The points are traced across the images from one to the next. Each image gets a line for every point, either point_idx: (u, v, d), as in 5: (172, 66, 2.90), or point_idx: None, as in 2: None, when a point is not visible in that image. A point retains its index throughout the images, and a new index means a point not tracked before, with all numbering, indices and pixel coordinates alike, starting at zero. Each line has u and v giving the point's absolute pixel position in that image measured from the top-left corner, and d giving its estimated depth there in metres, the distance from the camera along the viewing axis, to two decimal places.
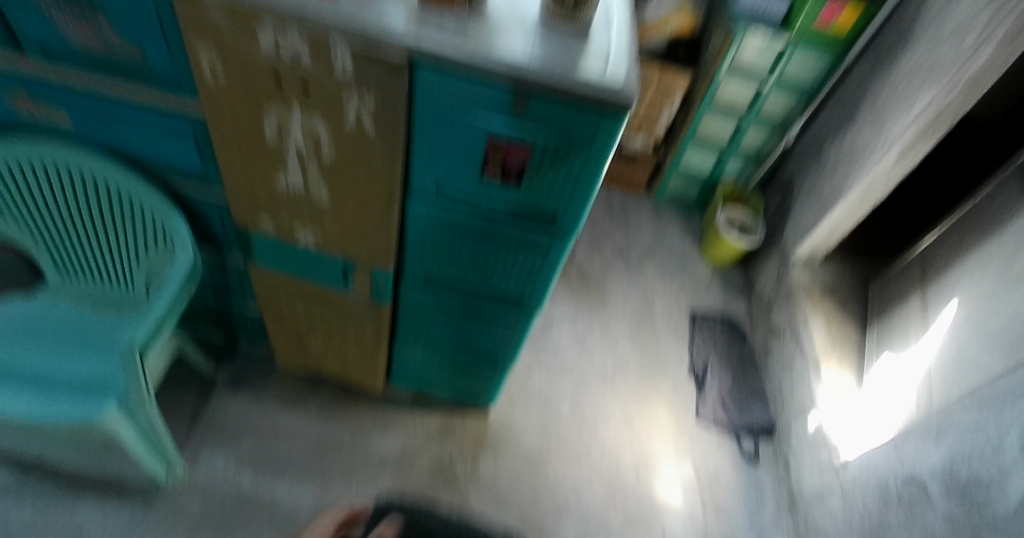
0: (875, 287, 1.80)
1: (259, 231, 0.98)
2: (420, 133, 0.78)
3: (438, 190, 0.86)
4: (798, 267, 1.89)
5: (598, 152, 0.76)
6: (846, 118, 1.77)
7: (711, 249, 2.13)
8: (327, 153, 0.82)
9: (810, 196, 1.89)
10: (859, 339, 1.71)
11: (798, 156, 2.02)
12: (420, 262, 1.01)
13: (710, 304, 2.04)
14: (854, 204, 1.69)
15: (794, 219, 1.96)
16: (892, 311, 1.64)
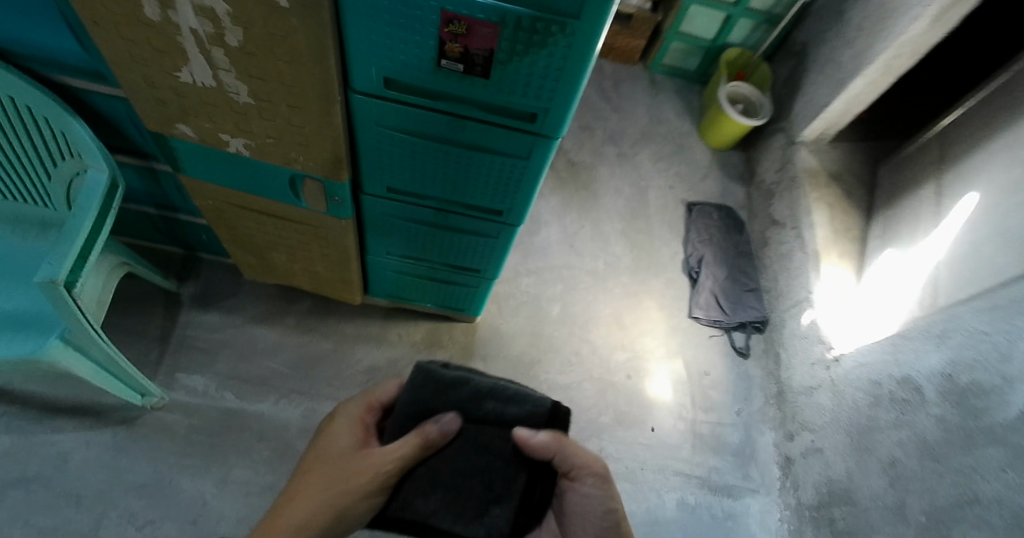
0: (884, 171, 1.69)
1: (180, 137, 0.82)
2: (354, 11, 0.61)
3: (387, 85, 0.71)
4: (805, 148, 1.76)
5: (584, 32, 0.60)
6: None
7: (712, 130, 1.97)
8: (236, 39, 0.64)
9: (825, 68, 1.71)
10: (863, 229, 1.65)
11: (816, 16, 1.80)
12: (380, 168, 0.88)
13: (708, 194, 1.93)
14: (879, 71, 1.52)
15: (805, 95, 1.78)
16: (900, 199, 1.56)
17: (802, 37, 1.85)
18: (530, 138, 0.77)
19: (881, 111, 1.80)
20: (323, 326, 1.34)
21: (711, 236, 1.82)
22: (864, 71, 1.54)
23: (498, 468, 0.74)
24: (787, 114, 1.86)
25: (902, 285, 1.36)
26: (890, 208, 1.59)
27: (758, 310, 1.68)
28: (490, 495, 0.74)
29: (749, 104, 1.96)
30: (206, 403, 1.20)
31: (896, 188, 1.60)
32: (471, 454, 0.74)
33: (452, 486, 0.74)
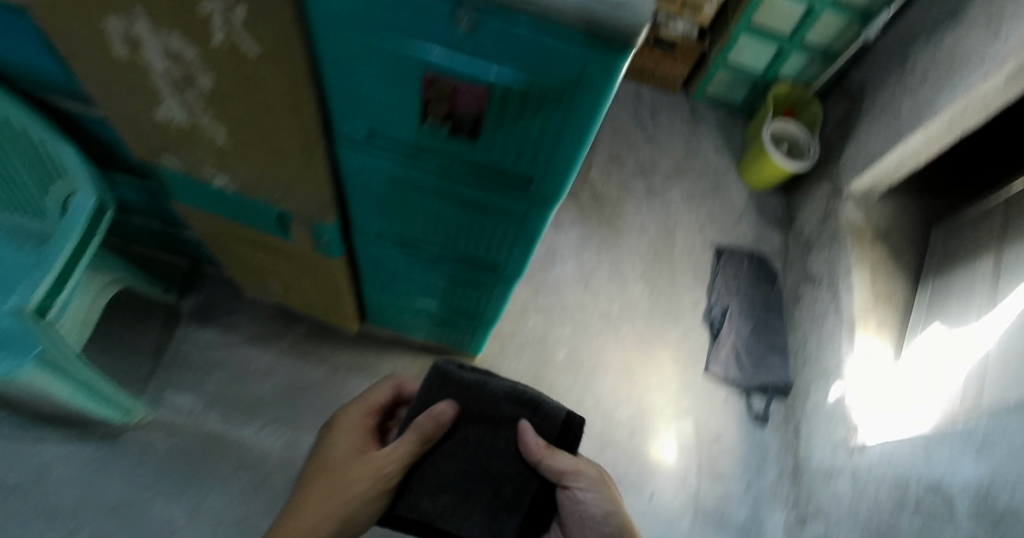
0: (937, 234, 1.55)
1: (164, 168, 0.77)
2: (331, 61, 0.54)
3: (370, 136, 0.64)
4: (851, 202, 1.61)
5: (586, 104, 0.51)
6: (947, 16, 1.38)
7: (752, 171, 1.85)
8: (207, 82, 0.58)
9: (882, 114, 1.55)
10: (908, 297, 1.52)
11: (877, 56, 1.63)
12: (370, 212, 0.82)
13: (741, 239, 1.81)
14: (940, 128, 1.36)
15: (857, 142, 1.63)
16: (951, 268, 1.43)
17: (860, 77, 1.68)
18: (528, 203, 0.70)
19: (942, 167, 1.65)
20: (317, 351, 1.30)
21: (739, 286, 1.72)
22: (921, 123, 1.38)
23: (508, 469, 0.80)
24: (835, 161, 1.71)
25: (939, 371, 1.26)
26: (937, 278, 1.47)
27: (782, 373, 1.59)
28: (500, 497, 0.80)
29: (794, 145, 1.81)
30: (190, 424, 1.17)
31: (949, 255, 1.46)
32: (484, 455, 0.80)
33: (467, 487, 0.80)
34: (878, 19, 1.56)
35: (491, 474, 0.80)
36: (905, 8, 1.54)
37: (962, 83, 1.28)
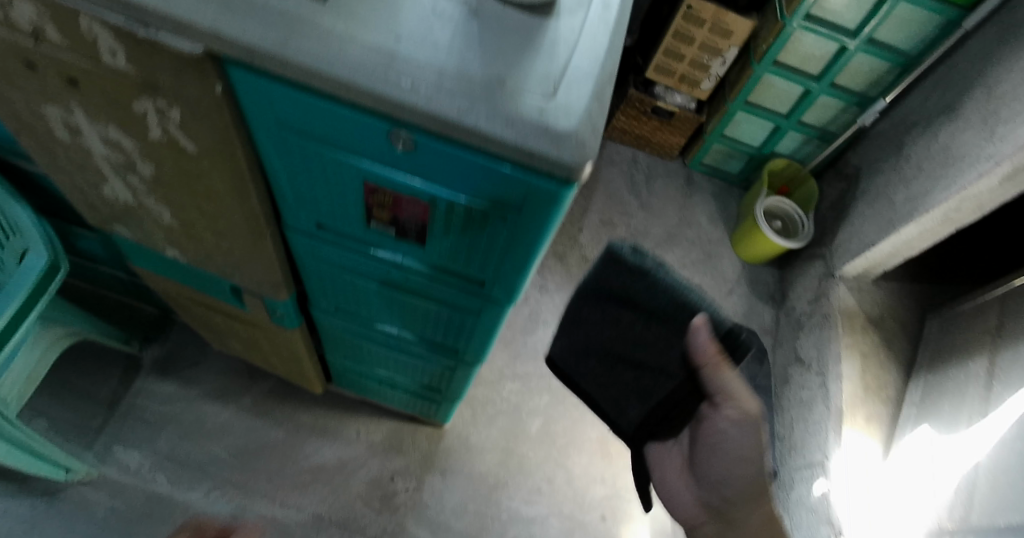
0: (932, 324, 1.50)
1: (118, 235, 0.75)
2: (273, 162, 0.52)
3: (319, 229, 0.62)
4: (843, 284, 1.59)
5: (533, 226, 0.49)
6: (942, 110, 1.38)
7: (744, 244, 1.83)
8: (150, 171, 0.56)
9: (876, 201, 1.53)
10: (899, 389, 1.45)
11: (871, 141, 1.63)
12: (326, 292, 0.79)
13: (730, 312, 1.77)
14: (937, 219, 1.31)
15: (851, 225, 1.60)
16: (943, 363, 1.38)
17: (856, 161, 1.67)
18: (485, 302, 0.66)
19: (938, 257, 1.61)
20: (279, 412, 1.26)
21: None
22: (915, 215, 1.35)
23: (652, 369, 0.75)
24: (828, 242, 1.68)
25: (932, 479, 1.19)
26: (931, 372, 1.40)
27: (766, 460, 1.53)
28: (633, 387, 0.79)
29: (788, 222, 1.80)
30: (135, 484, 1.13)
31: (942, 348, 1.41)
32: (626, 353, 0.76)
33: (608, 369, 0.79)
34: (873, 107, 1.56)
35: (632, 371, 0.77)
36: (900, 97, 1.55)
37: (957, 180, 1.26)
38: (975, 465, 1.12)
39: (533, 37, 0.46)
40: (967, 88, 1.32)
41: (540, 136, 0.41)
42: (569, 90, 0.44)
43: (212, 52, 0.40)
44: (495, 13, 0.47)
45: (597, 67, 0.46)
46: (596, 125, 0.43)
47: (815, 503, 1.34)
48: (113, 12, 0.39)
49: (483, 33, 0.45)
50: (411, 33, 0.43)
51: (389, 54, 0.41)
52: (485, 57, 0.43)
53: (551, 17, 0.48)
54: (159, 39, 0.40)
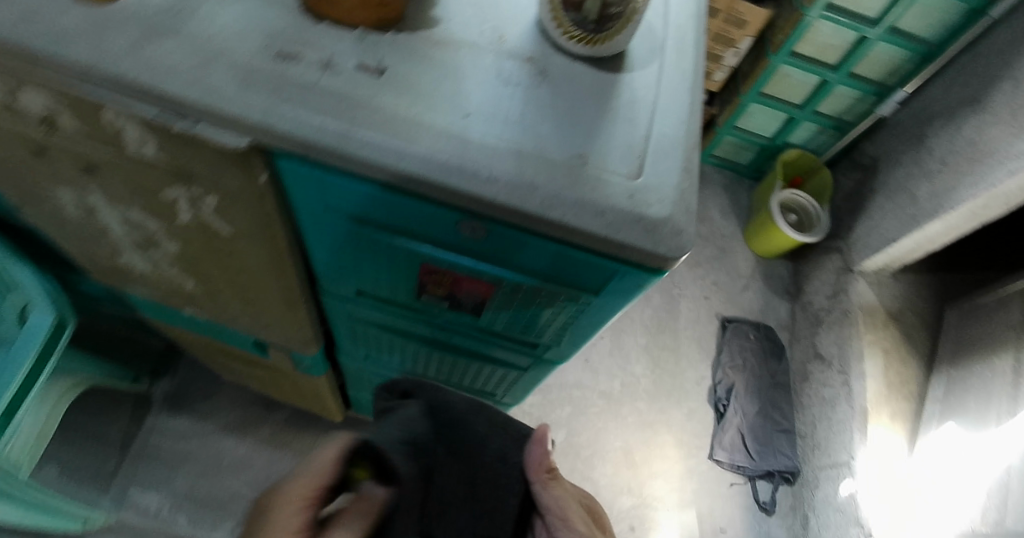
0: (952, 315, 1.28)
1: (132, 293, 0.69)
2: (313, 238, 0.47)
3: (359, 295, 0.56)
4: (863, 280, 1.39)
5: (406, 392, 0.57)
6: (966, 101, 1.16)
7: (757, 237, 1.66)
8: (174, 247, 0.51)
9: (897, 195, 1.32)
10: (923, 382, 1.28)
11: (885, 133, 1.44)
12: (356, 344, 0.74)
13: (747, 310, 1.62)
14: (961, 217, 1.13)
15: (870, 219, 1.39)
16: (965, 356, 1.18)
17: (873, 150, 1.46)
18: (536, 358, 0.62)
19: (968, 248, 1.39)
20: (297, 442, 1.20)
21: (746, 362, 1.53)
22: (939, 212, 1.16)
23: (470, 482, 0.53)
24: (844, 237, 1.49)
25: (960, 479, 1.05)
26: (955, 366, 1.20)
27: (789, 458, 1.43)
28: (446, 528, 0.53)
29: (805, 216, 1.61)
30: (156, 527, 1.09)
31: (964, 339, 1.21)
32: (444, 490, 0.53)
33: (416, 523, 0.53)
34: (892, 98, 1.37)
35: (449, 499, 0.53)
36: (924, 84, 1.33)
37: (986, 175, 1.06)
38: (1006, 467, 0.97)
39: (612, 97, 0.41)
40: (995, 77, 1.11)
41: (633, 226, 0.36)
42: (657, 164, 0.38)
43: (260, 143, 0.35)
44: (566, 73, 0.41)
45: (684, 132, 0.40)
46: (690, 206, 0.38)
47: (844, 502, 1.25)
48: (143, 104, 0.34)
49: (557, 100, 0.39)
50: (480, 108, 0.38)
51: (459, 138, 0.36)
52: (563, 131, 0.38)
53: (625, 72, 0.42)
54: (198, 132, 0.34)
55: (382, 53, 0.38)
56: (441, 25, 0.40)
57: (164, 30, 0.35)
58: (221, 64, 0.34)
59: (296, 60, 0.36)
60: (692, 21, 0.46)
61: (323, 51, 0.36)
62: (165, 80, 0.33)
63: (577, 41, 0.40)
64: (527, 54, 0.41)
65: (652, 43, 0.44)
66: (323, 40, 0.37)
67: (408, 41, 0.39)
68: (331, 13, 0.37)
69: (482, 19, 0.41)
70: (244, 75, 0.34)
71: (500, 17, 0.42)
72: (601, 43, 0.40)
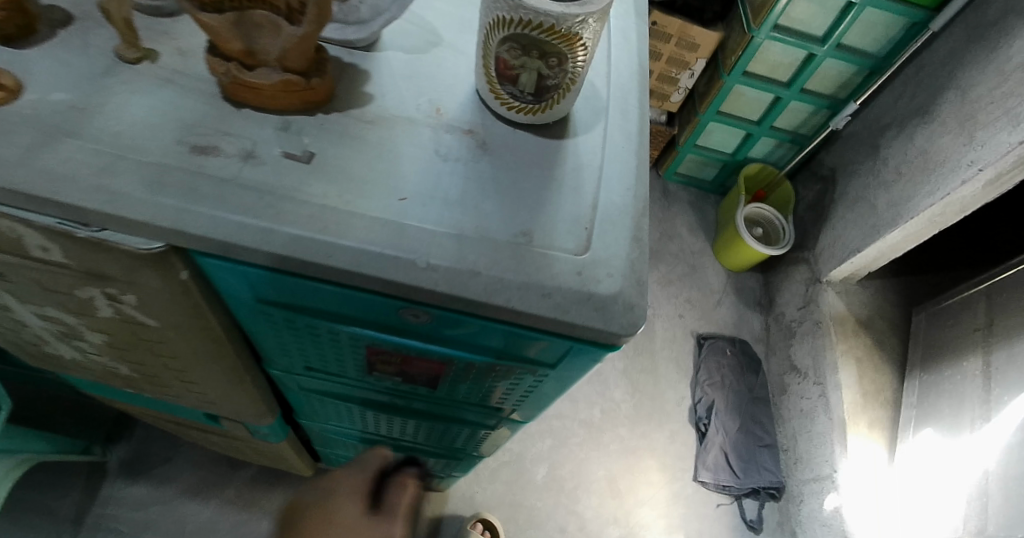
0: (920, 319, 1.16)
1: (69, 374, 0.64)
2: (251, 322, 0.44)
3: (309, 370, 0.54)
4: (831, 289, 1.25)
5: None
6: (915, 112, 1.08)
7: (725, 249, 1.46)
8: (100, 338, 0.47)
9: (855, 207, 1.21)
10: (897, 389, 1.15)
11: (839, 145, 1.32)
12: (315, 410, 0.70)
13: (721, 325, 1.42)
14: (920, 225, 1.05)
15: (834, 232, 1.25)
16: (936, 359, 1.07)
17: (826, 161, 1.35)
18: (502, 418, 0.59)
19: (934, 251, 1.28)
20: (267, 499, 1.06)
21: (725, 379, 1.33)
22: (898, 222, 1.06)
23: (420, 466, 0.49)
24: (811, 246, 1.33)
25: (941, 490, 0.95)
26: (928, 369, 1.08)
27: (774, 473, 1.25)
28: None
29: (771, 229, 1.44)
30: None
31: (933, 347, 1.09)
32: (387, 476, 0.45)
33: None
34: (843, 111, 1.25)
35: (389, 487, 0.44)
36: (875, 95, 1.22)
37: (939, 186, 0.99)
38: (983, 472, 0.88)
39: (555, 164, 0.39)
40: (938, 89, 1.04)
41: (583, 305, 0.34)
42: (604, 235, 0.37)
43: (176, 245, 0.32)
44: (506, 143, 0.39)
45: (631, 198, 0.39)
46: (641, 277, 0.36)
47: (829, 517, 1.11)
48: (44, 212, 0.31)
49: (499, 174, 0.38)
50: (418, 189, 0.35)
51: (394, 225, 0.34)
52: (505, 207, 0.36)
53: (569, 137, 0.41)
54: (109, 239, 0.32)
55: (310, 138, 0.35)
56: (375, 100, 0.38)
57: (65, 131, 0.32)
58: (129, 165, 0.32)
59: (214, 153, 0.33)
60: (634, 78, 0.45)
61: (245, 140, 0.34)
62: (65, 189, 0.30)
63: (518, 111, 0.39)
64: (466, 125, 0.39)
65: (595, 105, 0.42)
66: (246, 129, 0.35)
67: (340, 120, 0.37)
68: (252, 99, 0.35)
69: (417, 88, 0.40)
70: (155, 176, 0.32)
71: (436, 88, 0.40)
72: (542, 112, 0.39)
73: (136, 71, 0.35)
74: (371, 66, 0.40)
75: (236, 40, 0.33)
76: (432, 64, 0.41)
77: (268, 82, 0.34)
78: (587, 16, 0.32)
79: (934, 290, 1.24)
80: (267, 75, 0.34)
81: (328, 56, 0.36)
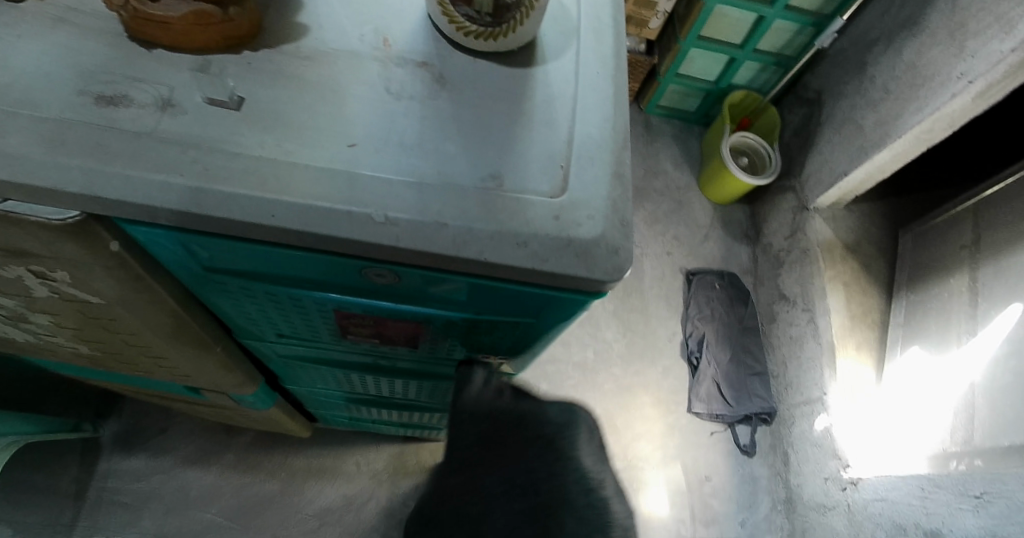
0: (906, 240, 1.15)
1: (33, 358, 0.61)
2: (206, 292, 0.40)
3: (281, 337, 0.50)
4: (819, 217, 1.22)
5: None
6: (904, 24, 1.02)
7: (711, 182, 1.42)
8: (47, 318, 0.44)
9: (842, 128, 1.16)
10: (885, 310, 1.15)
11: (826, 65, 1.25)
12: (296, 375, 0.68)
13: (709, 259, 1.40)
14: (908, 145, 1.01)
15: (821, 155, 1.21)
16: (923, 278, 1.06)
17: (812, 82, 1.29)
18: None
19: (923, 169, 1.25)
20: (266, 463, 1.03)
21: (715, 312, 1.33)
22: (887, 141, 1.02)
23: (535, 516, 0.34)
24: (797, 172, 1.30)
25: (926, 404, 0.95)
26: (916, 287, 1.08)
27: (765, 399, 1.25)
28: None
29: (756, 158, 1.40)
30: None
31: (920, 268, 1.08)
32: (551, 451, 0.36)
33: None
34: (829, 28, 1.18)
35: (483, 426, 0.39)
36: (862, 7, 1.15)
37: (929, 100, 0.94)
38: (969, 387, 0.88)
39: (523, 95, 0.35)
40: None
41: (563, 253, 0.31)
42: (582, 173, 0.33)
43: (94, 213, 0.28)
44: (466, 76, 0.35)
45: (609, 129, 0.35)
46: (625, 217, 0.33)
47: (819, 437, 1.11)
48: None
49: (460, 111, 0.34)
50: (368, 134, 0.31)
51: (346, 176, 0.30)
52: (470, 148, 0.33)
53: (538, 64, 0.36)
54: (15, 211, 0.28)
55: (236, 80, 0.31)
56: (311, 33, 0.34)
57: None
58: (22, 122, 0.27)
59: (123, 104, 0.29)
60: None
61: (160, 86, 0.30)
62: None
63: (476, 37, 0.34)
64: (419, 57, 0.35)
65: (564, 26, 0.38)
66: (160, 74, 0.30)
67: (273, 59, 0.32)
68: (162, 37, 0.30)
69: (357, 16, 0.35)
70: (53, 133, 0.27)
71: (382, 15, 0.35)
72: (504, 36, 0.34)
73: (22, 12, 0.30)
74: None
75: None
76: None
77: (177, 15, 0.29)
78: None
79: (920, 210, 1.22)
80: (174, 7, 0.29)
81: None
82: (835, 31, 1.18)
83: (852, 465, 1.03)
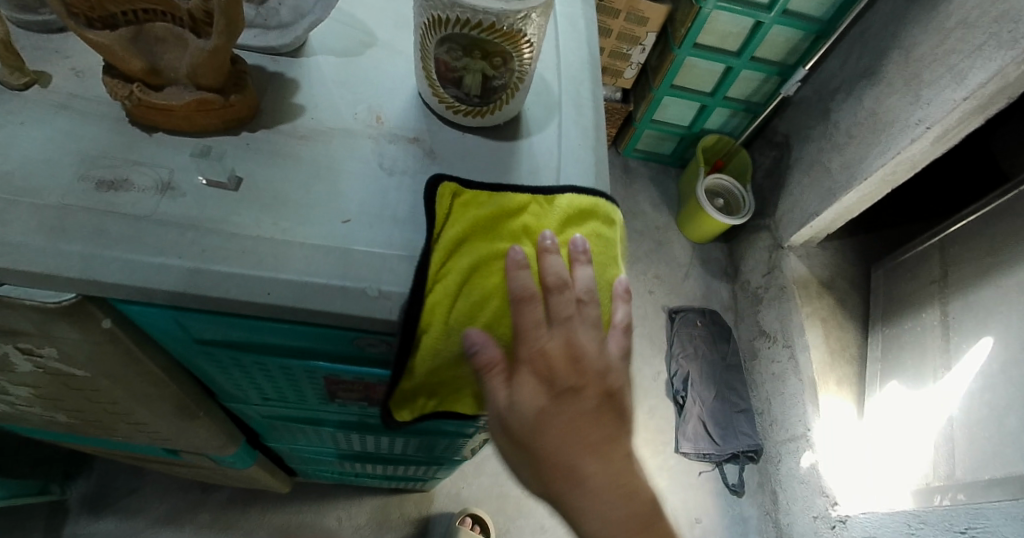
0: (878, 275, 1.19)
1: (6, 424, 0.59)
2: (194, 359, 0.40)
3: (267, 399, 0.50)
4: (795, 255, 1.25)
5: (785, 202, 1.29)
6: (862, 74, 1.08)
7: (688, 222, 1.46)
8: (28, 388, 0.43)
9: (811, 170, 1.20)
10: (862, 344, 1.18)
11: (792, 111, 1.31)
12: (280, 433, 0.66)
13: (690, 297, 1.42)
14: (874, 186, 1.06)
15: (792, 196, 1.26)
16: (897, 314, 1.09)
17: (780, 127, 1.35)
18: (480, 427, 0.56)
19: (890, 208, 1.29)
20: (244, 520, 1.00)
21: (697, 350, 1.34)
22: (853, 184, 1.07)
23: None
24: (771, 212, 1.34)
25: (908, 436, 0.97)
26: (890, 322, 1.11)
27: (751, 436, 1.25)
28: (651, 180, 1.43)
29: (731, 200, 1.43)
30: None
31: (893, 301, 1.11)
32: None
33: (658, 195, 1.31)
34: (793, 78, 1.24)
35: None
36: (823, 58, 1.22)
37: (890, 145, 0.99)
38: (948, 419, 0.90)
39: (509, 166, 0.37)
40: (883, 49, 1.03)
41: None
42: None
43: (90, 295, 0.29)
44: (455, 150, 0.36)
45: None
46: None
47: (806, 474, 1.11)
48: None
49: None
50: (362, 209, 0.32)
51: (340, 251, 0.31)
52: None
53: (523, 137, 0.38)
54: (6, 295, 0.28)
55: (234, 161, 0.32)
56: (306, 113, 0.35)
57: None
58: (22, 210, 0.28)
59: (123, 188, 0.30)
60: (586, 69, 0.42)
61: (159, 169, 0.31)
62: None
63: (464, 114, 0.36)
64: (410, 133, 0.36)
65: (547, 101, 0.40)
66: (159, 158, 0.31)
67: (268, 138, 0.33)
68: (163, 122, 0.31)
69: (349, 96, 0.37)
70: (53, 220, 0.28)
71: (374, 93, 0.37)
72: (490, 114, 0.36)
73: (25, 100, 0.31)
74: (299, 73, 0.37)
75: (135, 58, 0.29)
76: (366, 67, 0.38)
77: (180, 102, 0.30)
78: (529, 11, 0.30)
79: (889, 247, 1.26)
80: (177, 95, 0.30)
81: (246, 69, 0.33)
82: (799, 80, 1.24)
83: (840, 503, 1.03)
